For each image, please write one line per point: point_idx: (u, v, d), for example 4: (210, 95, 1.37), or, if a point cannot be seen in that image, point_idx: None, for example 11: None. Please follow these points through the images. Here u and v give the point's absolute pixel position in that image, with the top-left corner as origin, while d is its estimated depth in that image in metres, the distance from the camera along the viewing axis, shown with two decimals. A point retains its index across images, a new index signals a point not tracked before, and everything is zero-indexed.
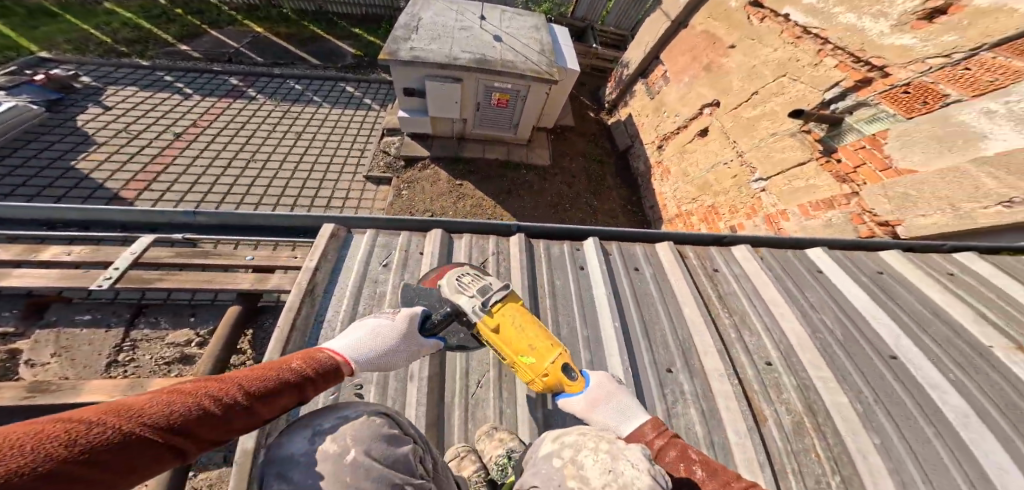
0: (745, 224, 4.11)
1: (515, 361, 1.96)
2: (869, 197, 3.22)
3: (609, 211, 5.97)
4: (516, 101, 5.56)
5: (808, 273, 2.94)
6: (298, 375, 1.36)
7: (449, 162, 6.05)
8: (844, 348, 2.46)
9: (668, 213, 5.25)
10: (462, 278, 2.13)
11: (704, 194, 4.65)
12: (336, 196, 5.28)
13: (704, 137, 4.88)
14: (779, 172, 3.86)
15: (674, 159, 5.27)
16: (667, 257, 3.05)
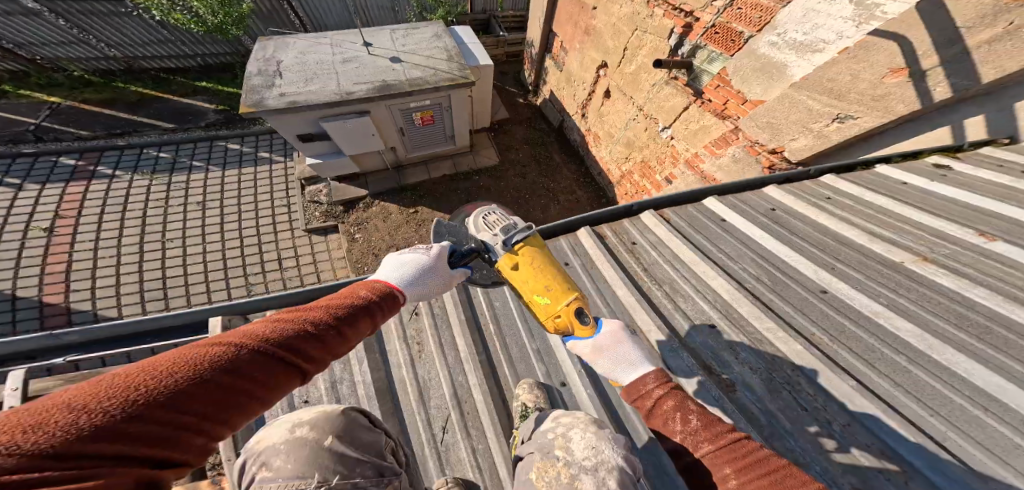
0: (675, 172, 4.47)
1: (531, 298, 2.13)
2: (748, 129, 3.58)
3: (568, 189, 6.29)
4: (441, 114, 5.48)
5: (714, 223, 2.94)
6: (361, 301, 1.69)
7: (396, 193, 6.01)
8: (779, 293, 2.41)
9: (615, 175, 5.79)
10: (489, 218, 2.32)
11: (633, 152, 5.15)
12: (278, 263, 5.10)
13: (610, 98, 5.41)
14: (675, 119, 4.26)
15: (597, 124, 5.88)
16: (589, 241, 2.88)
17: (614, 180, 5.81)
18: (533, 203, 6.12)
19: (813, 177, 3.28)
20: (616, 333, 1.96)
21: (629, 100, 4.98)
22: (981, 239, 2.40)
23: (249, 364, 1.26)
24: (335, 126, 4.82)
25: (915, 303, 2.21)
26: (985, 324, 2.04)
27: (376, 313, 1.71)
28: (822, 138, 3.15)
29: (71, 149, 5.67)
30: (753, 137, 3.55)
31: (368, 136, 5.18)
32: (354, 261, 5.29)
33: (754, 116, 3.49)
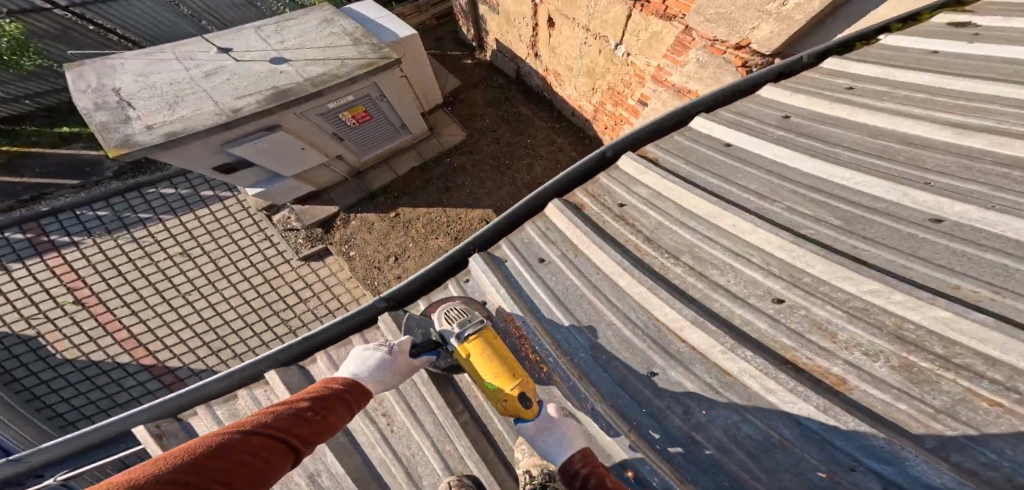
0: (647, 92, 3.93)
1: (480, 384, 2.28)
2: (699, 26, 3.14)
3: (548, 140, 6.18)
4: (371, 104, 5.13)
5: (716, 153, 2.75)
6: (335, 391, 1.85)
7: (368, 201, 5.95)
8: (853, 231, 2.13)
9: (588, 111, 5.23)
10: (450, 313, 2.49)
11: (597, 80, 4.61)
12: (292, 297, 5.33)
13: (555, 27, 4.79)
14: (619, 33, 3.78)
15: (555, 61, 5.24)
16: (562, 217, 2.83)
17: (590, 115, 5.25)
18: (517, 167, 6.04)
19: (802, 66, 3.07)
20: (553, 417, 2.15)
21: (574, 22, 4.35)
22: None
23: (256, 463, 1.34)
24: (247, 150, 4.44)
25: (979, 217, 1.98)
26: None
27: (348, 408, 1.84)
28: (784, 19, 2.73)
29: (6, 224, 5.44)
30: (708, 34, 3.12)
31: (297, 150, 4.88)
32: (360, 277, 5.44)
33: (698, 10, 3.09)
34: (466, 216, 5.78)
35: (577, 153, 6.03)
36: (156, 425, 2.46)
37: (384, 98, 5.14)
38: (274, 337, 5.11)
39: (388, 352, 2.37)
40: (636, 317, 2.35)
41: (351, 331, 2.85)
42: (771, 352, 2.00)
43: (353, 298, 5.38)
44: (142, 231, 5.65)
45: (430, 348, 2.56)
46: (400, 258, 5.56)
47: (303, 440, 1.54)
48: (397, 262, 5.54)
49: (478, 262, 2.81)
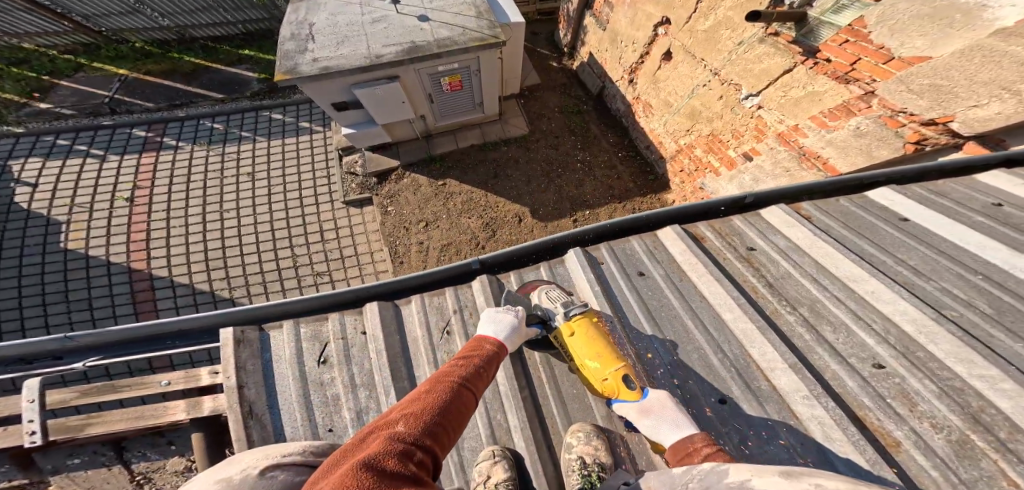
0: (758, 147, 4.04)
1: (581, 361, 2.35)
2: (892, 94, 3.05)
3: (603, 163, 5.87)
4: (472, 83, 5.15)
5: (893, 225, 2.77)
6: (474, 370, 1.97)
7: (424, 163, 5.74)
8: (1000, 321, 2.13)
9: (669, 150, 5.36)
10: (550, 293, 2.62)
11: (696, 123, 4.75)
12: (317, 237, 5.11)
13: (670, 60, 4.99)
14: (770, 84, 3.81)
15: (650, 92, 5.43)
16: (678, 245, 2.92)
17: (667, 155, 5.40)
18: (563, 183, 5.67)
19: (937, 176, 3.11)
20: (663, 397, 2.13)
21: (699, 63, 4.54)
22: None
23: (464, 404, 1.76)
24: (367, 94, 4.53)
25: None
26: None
27: (482, 379, 1.97)
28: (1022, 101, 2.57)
29: (138, 120, 5.78)
30: (898, 104, 3.03)
31: (398, 104, 4.86)
32: (386, 233, 5.18)
33: (915, 77, 2.91)
34: (500, 207, 5.47)
35: (636, 186, 5.68)
36: (241, 331, 2.56)
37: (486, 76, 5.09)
38: (298, 273, 4.89)
39: (508, 316, 2.43)
40: (732, 351, 2.40)
41: (442, 283, 2.96)
42: (849, 409, 2.06)
43: (374, 252, 5.12)
44: (237, 147, 5.70)
45: (534, 323, 2.58)
46: (428, 226, 5.28)
47: (456, 422, 1.68)
48: (424, 229, 5.26)
49: (576, 254, 2.91)
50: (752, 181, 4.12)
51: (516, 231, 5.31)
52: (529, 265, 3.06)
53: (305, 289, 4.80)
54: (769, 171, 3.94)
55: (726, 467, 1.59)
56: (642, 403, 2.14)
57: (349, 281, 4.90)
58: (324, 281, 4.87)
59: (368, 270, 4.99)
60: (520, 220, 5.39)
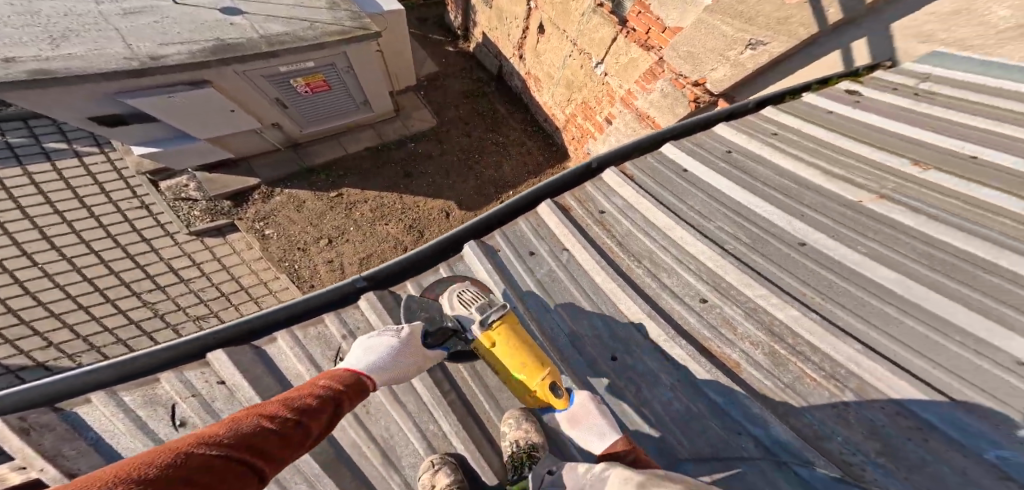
0: (613, 111, 4.42)
1: (501, 373, 1.85)
2: (671, 60, 3.56)
3: (519, 143, 6.00)
4: (341, 82, 4.97)
5: (677, 175, 2.48)
6: (331, 394, 1.56)
7: (302, 176, 5.38)
8: (796, 269, 1.98)
9: (560, 120, 5.65)
10: (463, 295, 1.96)
11: (574, 92, 5.02)
12: (193, 272, 4.51)
13: (545, 34, 5.17)
14: (603, 52, 4.21)
15: (536, 67, 5.64)
16: (554, 217, 2.37)
17: (561, 124, 5.69)
18: (476, 164, 5.77)
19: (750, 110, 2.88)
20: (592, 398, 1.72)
21: (563, 34, 4.79)
22: (912, 167, 2.25)
23: (254, 465, 1.26)
24: (147, 101, 3.84)
25: (886, 245, 1.99)
26: (950, 259, 1.89)
27: (345, 404, 1.57)
28: (738, 66, 3.20)
29: None
30: (676, 68, 3.54)
31: (225, 112, 4.40)
32: (276, 259, 4.73)
33: (674, 45, 3.48)
34: (422, 206, 5.42)
35: (544, 159, 5.91)
36: None
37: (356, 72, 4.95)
38: (162, 321, 4.13)
39: (389, 335, 1.82)
40: (614, 331, 2.01)
41: (293, 317, 2.06)
42: (695, 346, 1.89)
43: (268, 280, 4.59)
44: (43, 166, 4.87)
45: (437, 341, 1.96)
46: (333, 242, 4.95)
47: (279, 443, 1.33)
48: (327, 246, 4.92)
49: (471, 248, 2.24)
50: (616, 141, 4.54)
51: (444, 226, 5.27)
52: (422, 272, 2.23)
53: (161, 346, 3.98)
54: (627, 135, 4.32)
55: (608, 472, 1.41)
56: (574, 412, 1.72)
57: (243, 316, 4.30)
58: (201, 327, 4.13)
59: (266, 301, 4.42)
60: (448, 215, 5.36)
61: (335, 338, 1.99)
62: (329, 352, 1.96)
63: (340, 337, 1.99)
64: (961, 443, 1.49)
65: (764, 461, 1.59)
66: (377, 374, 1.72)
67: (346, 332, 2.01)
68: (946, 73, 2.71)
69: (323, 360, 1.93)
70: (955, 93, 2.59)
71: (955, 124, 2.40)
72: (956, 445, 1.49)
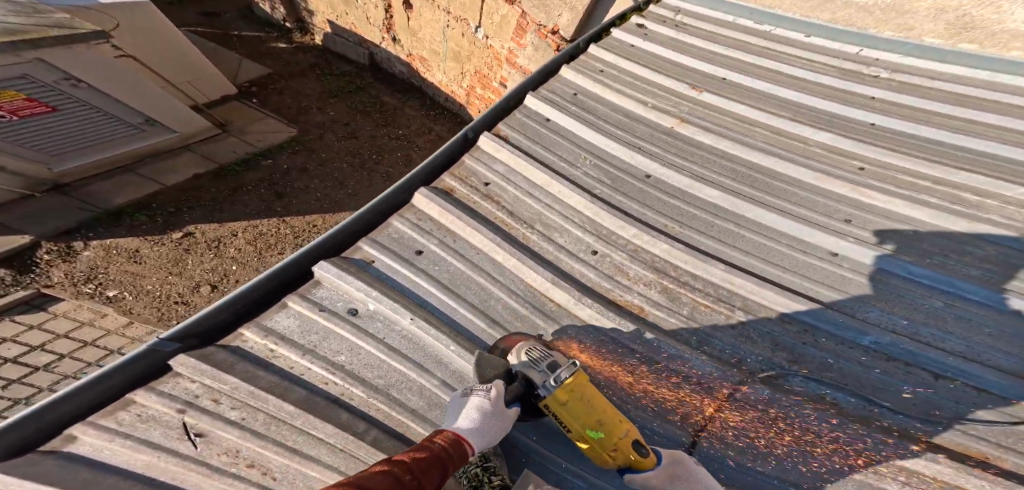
0: (505, 74, 4.21)
1: (575, 431, 1.21)
2: (535, 11, 3.51)
3: (421, 128, 5.40)
4: (32, 89, 3.36)
5: (540, 128, 2.25)
6: (441, 453, 1.07)
7: (109, 223, 4.09)
8: (649, 204, 1.94)
9: (460, 96, 5.16)
10: (333, 305, 1.59)
11: (460, 63, 4.74)
12: (43, 356, 3.20)
13: (415, 11, 4.92)
14: (474, 12, 4.12)
15: (416, 46, 5.25)
16: (435, 202, 1.92)
17: (461, 101, 5.20)
18: (376, 163, 5.06)
19: (585, 49, 2.80)
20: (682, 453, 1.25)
21: (436, 7, 4.60)
22: (690, 89, 2.37)
23: None
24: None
25: (704, 166, 2.05)
26: (759, 177, 1.99)
27: (454, 467, 1.07)
28: (576, 10, 3.22)
29: None
30: (538, 18, 3.51)
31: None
32: (155, 320, 3.51)
33: None
34: (328, 220, 4.47)
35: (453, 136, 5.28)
36: None
37: (81, 75, 3.56)
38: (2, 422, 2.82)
39: (477, 397, 1.24)
40: (529, 322, 1.62)
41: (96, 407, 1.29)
42: (604, 301, 1.67)
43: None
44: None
45: (512, 398, 1.29)
46: (219, 286, 3.84)
47: None
48: (212, 291, 3.80)
49: (325, 270, 1.63)
50: None
51: None
52: (264, 310, 1.59)
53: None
54: None
55: None
56: (669, 473, 1.20)
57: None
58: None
59: None
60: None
61: (171, 414, 1.30)
62: (175, 431, 1.27)
63: (179, 409, 1.31)
64: (839, 337, 1.53)
65: (716, 412, 1.40)
66: (477, 442, 1.15)
67: (183, 404, 1.31)
68: (688, 6, 2.99)
69: (168, 442, 1.25)
70: (700, 26, 2.85)
71: (692, 48, 2.66)
72: (841, 340, 1.52)
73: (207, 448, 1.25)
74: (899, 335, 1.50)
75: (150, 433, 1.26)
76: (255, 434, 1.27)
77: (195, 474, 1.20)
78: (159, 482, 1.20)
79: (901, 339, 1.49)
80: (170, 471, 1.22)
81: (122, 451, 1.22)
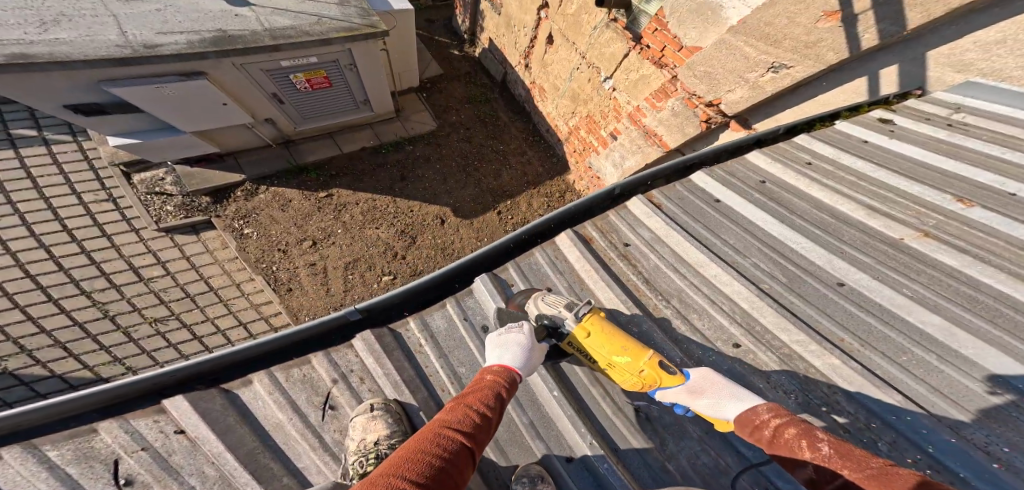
0: (619, 127, 4.26)
1: (605, 360, 1.99)
2: (686, 79, 3.34)
3: (521, 156, 5.61)
4: (334, 70, 4.52)
5: (706, 207, 2.59)
6: (496, 386, 1.79)
7: (290, 174, 5.18)
8: (831, 314, 2.06)
9: (562, 132, 5.34)
10: (463, 305, 2.37)
11: (578, 106, 4.78)
12: (158, 270, 4.45)
13: (553, 45, 4.81)
14: (616, 68, 3.98)
15: (542, 76, 5.24)
16: (574, 252, 2.46)
17: (562, 136, 5.38)
18: (479, 169, 5.44)
19: (781, 136, 2.93)
20: (708, 373, 1.86)
21: (572, 48, 4.49)
22: (956, 203, 2.31)
23: (460, 450, 1.49)
24: (134, 91, 3.65)
25: (934, 288, 2.06)
26: (1009, 313, 1.93)
27: (509, 389, 1.81)
28: (757, 90, 2.97)
29: None
30: (690, 88, 3.34)
31: (215, 105, 4.19)
32: (251, 260, 4.60)
33: (690, 66, 3.26)
34: (423, 212, 5.08)
35: (544, 171, 5.55)
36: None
37: (360, 69, 4.63)
38: (119, 324, 4.10)
39: (516, 332, 2.05)
40: (618, 395, 2.12)
41: (317, 339, 2.24)
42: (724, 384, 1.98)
43: (241, 282, 4.50)
44: (36, 150, 5.03)
45: (541, 337, 2.14)
46: (318, 245, 4.77)
47: (477, 433, 1.57)
48: (313, 248, 4.75)
49: (481, 283, 2.38)
50: (621, 158, 4.38)
51: (440, 234, 4.97)
52: (434, 304, 2.43)
53: (112, 348, 3.99)
54: (632, 152, 4.17)
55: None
56: (690, 386, 1.84)
57: (213, 322, 4.24)
58: (165, 327, 4.16)
59: (257, 327, 4.25)
60: (443, 221, 5.05)
61: (323, 382, 2.12)
62: (317, 398, 2.08)
63: (330, 381, 2.12)
64: None
65: None
66: (521, 369, 1.91)
67: (339, 375, 2.13)
68: (978, 102, 2.66)
69: (309, 405, 2.05)
70: (985, 127, 2.56)
71: (963, 150, 2.50)
72: None
73: (332, 423, 2.03)
74: (989, 455, 1.59)
75: (300, 395, 2.07)
76: (369, 416, 1.94)
77: (314, 439, 1.99)
78: (288, 434, 2.00)
79: (986, 459, 1.59)
80: (289, 436, 2.00)
81: (273, 403, 2.04)
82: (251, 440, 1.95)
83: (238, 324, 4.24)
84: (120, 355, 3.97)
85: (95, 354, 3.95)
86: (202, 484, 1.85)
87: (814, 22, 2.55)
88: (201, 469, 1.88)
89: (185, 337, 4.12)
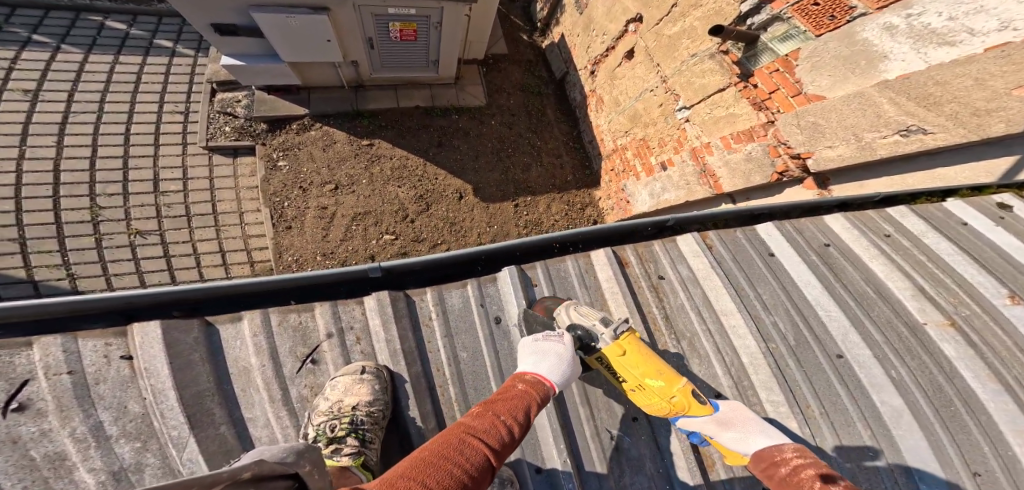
0: (674, 159, 4.07)
1: (629, 383, 1.79)
2: (784, 126, 3.09)
3: (554, 157, 5.37)
4: (423, 24, 4.18)
5: (758, 258, 2.37)
6: (529, 397, 1.54)
7: (347, 118, 4.82)
8: (810, 378, 1.95)
9: (606, 148, 5.15)
10: (484, 290, 2.08)
11: (634, 127, 4.58)
12: (175, 186, 4.13)
13: (631, 61, 4.58)
14: (700, 100, 3.75)
15: (606, 88, 5.02)
16: (605, 271, 2.22)
17: (604, 152, 5.19)
18: (512, 160, 5.16)
19: (874, 205, 2.75)
20: (740, 407, 1.70)
21: (655, 69, 4.25)
22: (1003, 298, 2.06)
23: (483, 465, 1.24)
24: (268, 19, 3.62)
25: (915, 374, 1.91)
26: (956, 405, 1.80)
27: (541, 403, 1.56)
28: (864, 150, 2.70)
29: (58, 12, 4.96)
30: (783, 136, 3.11)
31: (319, 41, 3.98)
32: (268, 192, 4.26)
33: (800, 114, 2.99)
34: (447, 184, 4.79)
35: (573, 179, 5.31)
36: None
37: (446, 33, 4.31)
38: (95, 230, 3.85)
39: (555, 340, 1.80)
40: (603, 419, 1.89)
41: (318, 287, 1.95)
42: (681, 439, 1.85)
43: (245, 212, 4.16)
44: (160, 60, 4.76)
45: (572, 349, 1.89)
46: (339, 191, 4.44)
47: (502, 449, 1.32)
48: (331, 193, 4.41)
49: (509, 277, 2.09)
50: (661, 189, 4.23)
51: (456, 209, 4.68)
52: (455, 282, 2.13)
53: (70, 252, 3.75)
54: (679, 186, 4.00)
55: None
56: (717, 418, 1.66)
57: (194, 245, 3.94)
58: (142, 242, 3.88)
59: (234, 258, 3.96)
60: (460, 197, 4.75)
61: (314, 336, 1.82)
62: (303, 350, 1.79)
63: (323, 334, 1.83)
64: None
65: None
66: (555, 380, 1.66)
67: (333, 332, 1.84)
68: None
69: (288, 356, 1.77)
70: None
71: None
72: None
73: (303, 376, 1.76)
74: None
75: (284, 344, 1.78)
76: (353, 381, 1.71)
77: (273, 392, 1.71)
78: (242, 381, 1.71)
79: None
80: (249, 383, 1.71)
81: (252, 346, 1.75)
82: (206, 381, 1.66)
83: (217, 251, 3.94)
84: (72, 260, 3.73)
85: (46, 256, 3.71)
86: (114, 421, 1.58)
87: (1010, 89, 2.10)
88: (125, 404, 1.60)
89: (155, 254, 3.85)
